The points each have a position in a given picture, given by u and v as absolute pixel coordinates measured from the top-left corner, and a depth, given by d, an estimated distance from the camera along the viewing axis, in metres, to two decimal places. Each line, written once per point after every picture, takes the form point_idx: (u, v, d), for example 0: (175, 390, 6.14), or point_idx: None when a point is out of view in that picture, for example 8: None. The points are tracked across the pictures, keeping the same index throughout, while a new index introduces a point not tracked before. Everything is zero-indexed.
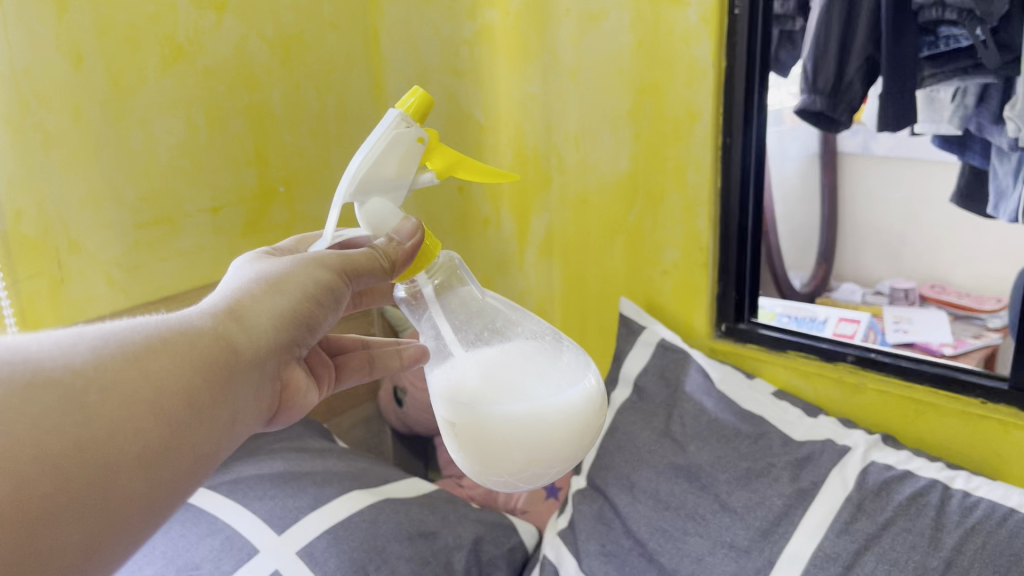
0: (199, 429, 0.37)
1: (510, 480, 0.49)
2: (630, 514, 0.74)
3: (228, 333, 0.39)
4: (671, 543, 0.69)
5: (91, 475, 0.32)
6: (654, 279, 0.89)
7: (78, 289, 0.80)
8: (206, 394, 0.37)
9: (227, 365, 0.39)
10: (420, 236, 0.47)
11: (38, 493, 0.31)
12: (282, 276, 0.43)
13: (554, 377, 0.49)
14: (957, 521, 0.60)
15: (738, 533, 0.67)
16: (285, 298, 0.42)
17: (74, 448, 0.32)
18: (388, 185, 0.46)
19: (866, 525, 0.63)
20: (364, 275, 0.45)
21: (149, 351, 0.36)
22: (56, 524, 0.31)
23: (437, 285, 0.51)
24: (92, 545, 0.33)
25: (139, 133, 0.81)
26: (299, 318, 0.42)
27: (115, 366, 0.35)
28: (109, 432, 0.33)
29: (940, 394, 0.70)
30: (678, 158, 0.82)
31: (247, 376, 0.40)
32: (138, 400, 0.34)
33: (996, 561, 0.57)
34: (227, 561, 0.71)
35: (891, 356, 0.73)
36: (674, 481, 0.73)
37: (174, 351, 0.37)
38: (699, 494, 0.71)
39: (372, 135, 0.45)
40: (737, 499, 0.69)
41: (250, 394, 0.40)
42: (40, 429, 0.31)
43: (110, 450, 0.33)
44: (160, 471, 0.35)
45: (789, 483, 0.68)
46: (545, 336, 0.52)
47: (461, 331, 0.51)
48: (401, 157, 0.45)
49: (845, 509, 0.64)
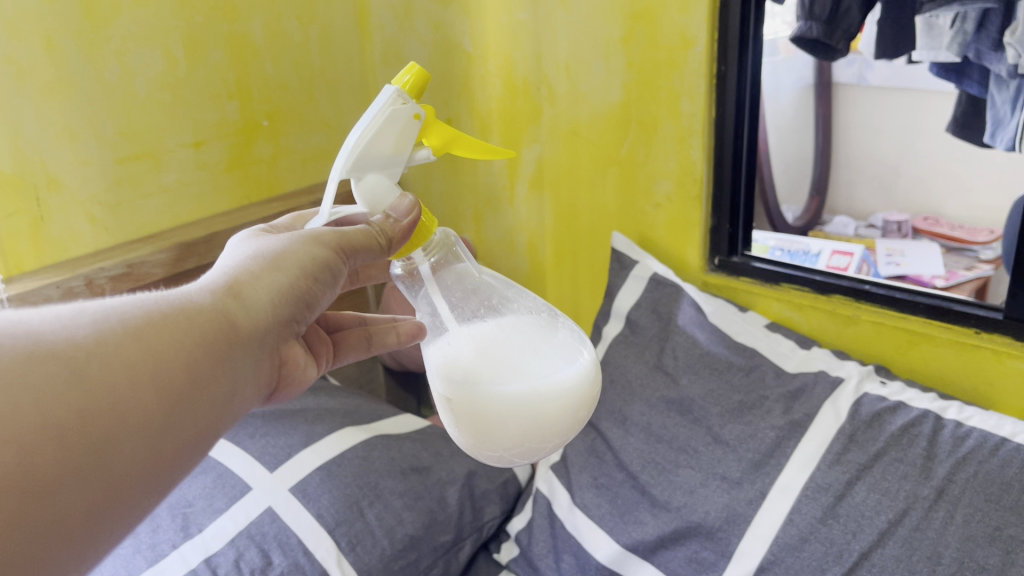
0: (200, 403, 0.36)
1: (505, 454, 0.49)
2: (622, 447, 0.74)
3: (228, 309, 0.38)
4: (663, 475, 0.70)
5: (91, 448, 0.31)
6: (646, 212, 0.88)
7: (60, 227, 0.79)
8: (205, 368, 0.36)
9: (226, 340, 0.37)
10: (417, 213, 0.45)
11: (42, 464, 0.30)
12: (280, 251, 0.41)
13: (552, 354, 0.48)
14: (949, 451, 0.60)
15: (731, 466, 0.67)
16: (284, 274, 0.40)
17: (77, 417, 0.31)
18: (385, 162, 0.45)
19: (857, 456, 0.63)
20: (361, 253, 0.43)
21: (148, 324, 0.35)
22: (59, 493, 0.30)
23: (434, 263, 0.50)
24: (96, 514, 0.32)
25: (115, 66, 0.79)
26: (299, 295, 0.40)
27: (116, 340, 0.34)
28: (111, 403, 0.32)
29: (934, 325, 0.69)
30: (671, 88, 0.80)
31: (246, 352, 0.38)
32: (139, 373, 0.33)
33: (988, 489, 0.57)
34: (220, 499, 0.72)
35: (885, 288, 0.73)
36: (667, 414, 0.74)
37: (175, 326, 0.36)
38: (691, 427, 0.71)
39: (369, 111, 0.44)
40: (730, 431, 0.69)
41: (249, 370, 0.39)
42: (42, 398, 0.30)
43: (112, 421, 0.32)
44: (161, 444, 0.34)
45: (782, 415, 0.68)
46: (541, 313, 0.51)
47: (458, 308, 0.50)
48: (399, 133, 0.44)
49: (837, 441, 0.64)
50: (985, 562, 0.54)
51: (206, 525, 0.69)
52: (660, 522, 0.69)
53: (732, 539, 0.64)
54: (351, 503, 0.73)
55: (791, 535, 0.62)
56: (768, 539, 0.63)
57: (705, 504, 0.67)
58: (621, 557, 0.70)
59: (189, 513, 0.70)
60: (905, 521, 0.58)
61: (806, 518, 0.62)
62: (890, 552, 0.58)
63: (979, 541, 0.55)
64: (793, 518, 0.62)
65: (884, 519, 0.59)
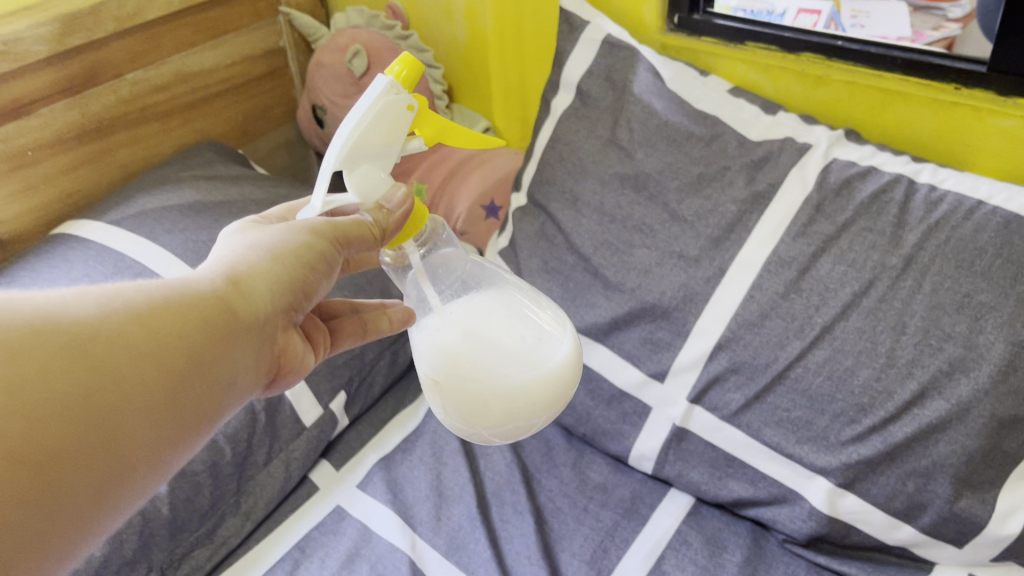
0: (200, 384, 0.37)
1: (491, 433, 0.47)
2: (573, 230, 0.69)
3: (227, 299, 0.39)
4: (617, 257, 0.66)
5: (96, 420, 0.33)
6: None
7: None
8: (201, 356, 0.37)
9: (224, 329, 0.38)
10: (411, 203, 0.44)
11: (49, 431, 0.32)
12: (277, 242, 0.41)
13: (548, 341, 0.46)
14: (920, 218, 0.56)
15: (689, 244, 0.63)
16: (282, 264, 0.40)
17: (83, 388, 0.33)
18: (375, 155, 0.41)
19: (824, 227, 0.58)
20: (355, 243, 0.42)
21: (149, 309, 0.36)
22: (69, 460, 0.32)
23: (424, 252, 0.48)
24: (109, 479, 0.34)
25: None
26: (299, 285, 0.41)
27: (119, 322, 0.35)
28: (115, 379, 0.34)
29: (909, 82, 0.63)
30: None
31: (246, 340, 0.39)
32: (141, 353, 0.35)
33: (959, 255, 0.54)
34: None
35: (859, 44, 0.65)
36: (621, 191, 0.67)
37: (175, 311, 0.37)
38: (647, 204, 0.66)
39: (358, 104, 0.40)
40: (688, 208, 0.64)
41: (245, 355, 0.40)
42: (49, 368, 0.32)
43: (117, 397, 0.34)
44: (165, 418, 0.36)
45: (744, 187, 0.62)
46: (525, 291, 0.49)
47: (445, 292, 0.48)
48: (391, 127, 0.41)
49: (803, 212, 0.59)
50: (951, 331, 0.53)
51: None
52: (613, 306, 0.66)
53: (688, 319, 0.62)
54: None
55: (751, 313, 0.60)
56: (726, 317, 0.61)
57: (661, 284, 0.63)
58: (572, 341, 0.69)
59: None
60: (870, 292, 0.56)
61: (766, 295, 0.59)
62: (853, 325, 0.56)
63: (947, 309, 0.53)
64: (753, 295, 0.60)
65: (848, 292, 0.56)
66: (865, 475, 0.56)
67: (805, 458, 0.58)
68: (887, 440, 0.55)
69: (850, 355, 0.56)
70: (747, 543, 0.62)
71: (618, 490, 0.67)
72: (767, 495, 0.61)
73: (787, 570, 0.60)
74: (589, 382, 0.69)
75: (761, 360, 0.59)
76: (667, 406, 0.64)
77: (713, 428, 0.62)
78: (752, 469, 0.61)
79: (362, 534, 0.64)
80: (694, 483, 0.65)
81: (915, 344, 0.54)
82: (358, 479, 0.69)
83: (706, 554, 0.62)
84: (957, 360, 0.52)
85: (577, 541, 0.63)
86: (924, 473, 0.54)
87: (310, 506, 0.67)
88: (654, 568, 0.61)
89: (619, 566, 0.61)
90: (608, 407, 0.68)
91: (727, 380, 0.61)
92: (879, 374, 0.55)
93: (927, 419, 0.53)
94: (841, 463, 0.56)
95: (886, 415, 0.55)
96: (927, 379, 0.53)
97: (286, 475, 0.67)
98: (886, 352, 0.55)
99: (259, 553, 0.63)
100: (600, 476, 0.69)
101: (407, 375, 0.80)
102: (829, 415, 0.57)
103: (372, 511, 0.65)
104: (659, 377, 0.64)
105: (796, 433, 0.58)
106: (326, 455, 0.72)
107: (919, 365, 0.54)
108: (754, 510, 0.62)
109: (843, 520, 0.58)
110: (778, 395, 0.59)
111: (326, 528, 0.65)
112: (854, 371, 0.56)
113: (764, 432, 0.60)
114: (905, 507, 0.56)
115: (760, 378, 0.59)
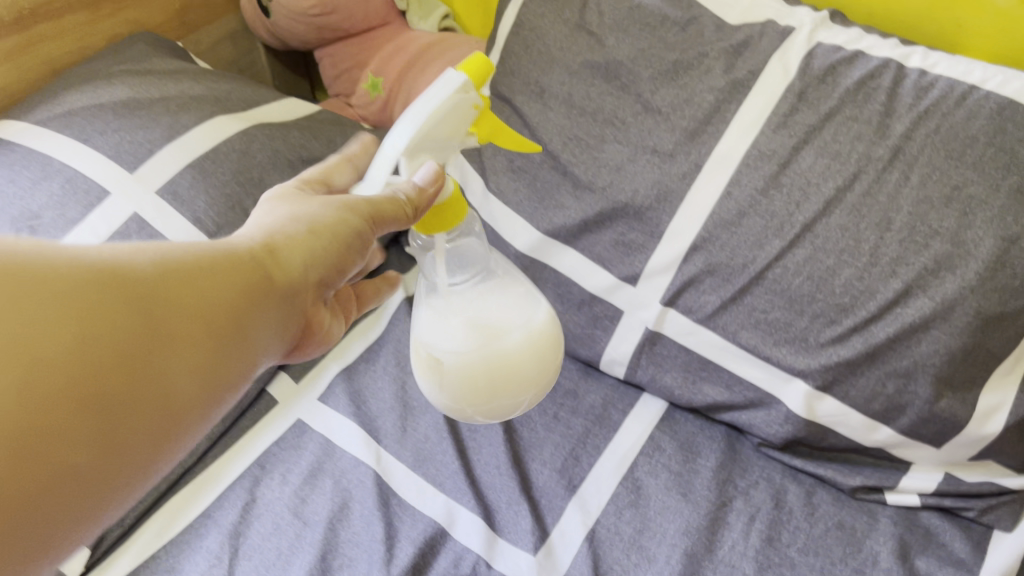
0: (239, 351, 0.33)
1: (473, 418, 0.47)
2: (539, 124, 0.65)
3: (261, 266, 0.34)
4: (586, 153, 0.62)
5: (136, 379, 0.29)
6: None
7: None
8: (241, 319, 0.33)
9: (259, 294, 0.34)
10: (442, 182, 0.38)
11: (86, 388, 0.27)
12: (309, 213, 0.37)
13: (533, 308, 0.46)
14: (909, 106, 0.53)
15: (663, 138, 0.59)
16: (319, 237, 0.36)
17: (124, 341, 0.29)
18: (437, 147, 0.40)
19: (807, 117, 0.55)
20: (388, 222, 0.37)
21: (182, 271, 0.32)
22: (108, 424, 0.28)
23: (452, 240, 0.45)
24: (150, 450, 0.30)
25: None
26: (332, 260, 0.37)
27: (157, 277, 0.31)
28: (157, 333, 0.30)
29: None
30: None
31: (282, 310, 0.35)
32: (183, 312, 0.31)
33: (949, 145, 0.51)
34: (72, 207, 0.61)
35: None
36: (590, 82, 0.63)
37: (211, 271, 0.33)
38: (618, 96, 0.61)
39: (433, 88, 0.39)
40: (662, 98, 0.59)
41: (275, 326, 0.35)
42: (81, 321, 0.28)
43: (158, 354, 0.30)
44: (207, 382, 0.32)
45: (722, 75, 0.58)
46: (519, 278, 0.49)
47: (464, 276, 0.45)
48: (456, 121, 0.39)
49: (784, 101, 0.56)
50: (938, 227, 0.50)
51: (61, 239, 0.59)
52: (583, 206, 0.62)
53: (661, 218, 0.59)
54: (233, 206, 0.64)
55: (728, 211, 0.56)
56: (702, 215, 0.57)
57: (633, 182, 0.60)
58: (541, 245, 0.65)
59: (37, 228, 0.60)
60: (854, 186, 0.52)
61: (745, 192, 0.56)
62: (836, 222, 0.53)
63: (934, 204, 0.50)
64: (731, 192, 0.56)
65: (831, 187, 0.53)
66: (844, 377, 0.54)
67: (783, 361, 0.56)
68: (868, 342, 0.53)
69: (832, 253, 0.53)
70: (722, 448, 0.61)
71: (590, 396, 0.65)
72: (743, 400, 0.59)
73: (761, 473, 0.59)
74: (558, 286, 0.66)
75: (738, 261, 0.56)
76: (640, 310, 0.62)
77: (688, 332, 0.60)
78: (727, 373, 0.59)
79: (325, 448, 0.61)
80: (668, 388, 0.62)
81: (901, 241, 0.51)
82: (319, 392, 0.66)
83: (680, 459, 0.60)
84: (943, 257, 0.50)
85: (547, 450, 0.61)
86: (904, 374, 0.52)
87: (269, 420, 0.64)
88: (626, 476, 0.59)
89: (591, 474, 0.59)
90: (578, 312, 0.65)
91: (702, 283, 0.58)
92: (862, 274, 0.52)
93: (909, 319, 0.51)
94: (820, 365, 0.54)
95: (867, 315, 0.52)
96: (911, 277, 0.51)
97: (243, 390, 0.64)
98: (870, 250, 0.52)
99: (217, 471, 0.61)
100: (570, 383, 0.66)
101: (368, 282, 0.76)
102: (808, 317, 0.54)
103: (334, 425, 0.63)
104: (631, 281, 0.61)
105: (774, 335, 0.56)
106: (284, 367, 0.68)
107: (903, 263, 0.51)
108: (730, 414, 0.61)
109: (820, 423, 0.56)
110: (755, 297, 0.56)
111: (286, 443, 0.62)
112: (836, 271, 0.53)
113: (741, 335, 0.57)
114: (883, 409, 0.54)
115: (736, 279, 0.56)
